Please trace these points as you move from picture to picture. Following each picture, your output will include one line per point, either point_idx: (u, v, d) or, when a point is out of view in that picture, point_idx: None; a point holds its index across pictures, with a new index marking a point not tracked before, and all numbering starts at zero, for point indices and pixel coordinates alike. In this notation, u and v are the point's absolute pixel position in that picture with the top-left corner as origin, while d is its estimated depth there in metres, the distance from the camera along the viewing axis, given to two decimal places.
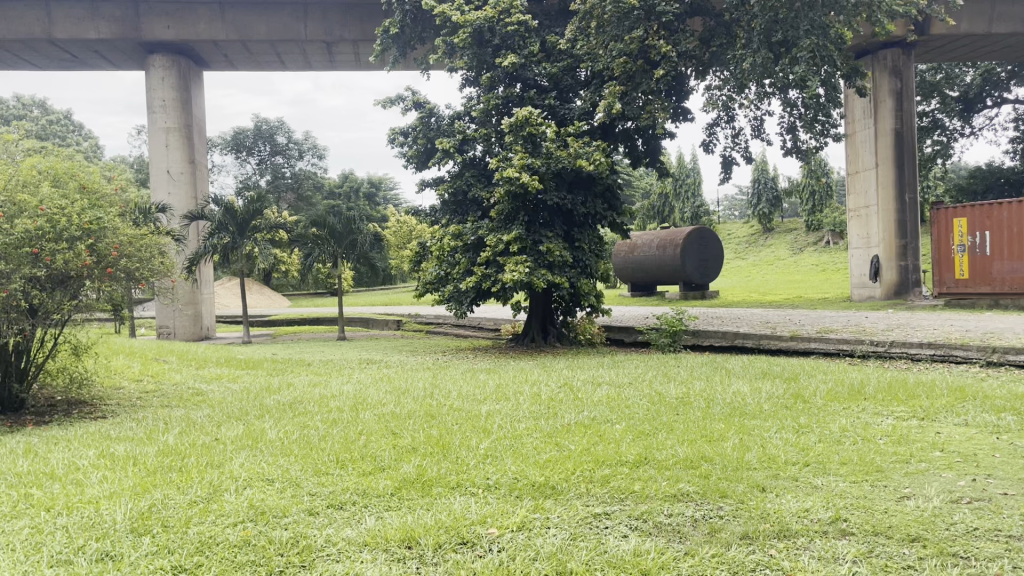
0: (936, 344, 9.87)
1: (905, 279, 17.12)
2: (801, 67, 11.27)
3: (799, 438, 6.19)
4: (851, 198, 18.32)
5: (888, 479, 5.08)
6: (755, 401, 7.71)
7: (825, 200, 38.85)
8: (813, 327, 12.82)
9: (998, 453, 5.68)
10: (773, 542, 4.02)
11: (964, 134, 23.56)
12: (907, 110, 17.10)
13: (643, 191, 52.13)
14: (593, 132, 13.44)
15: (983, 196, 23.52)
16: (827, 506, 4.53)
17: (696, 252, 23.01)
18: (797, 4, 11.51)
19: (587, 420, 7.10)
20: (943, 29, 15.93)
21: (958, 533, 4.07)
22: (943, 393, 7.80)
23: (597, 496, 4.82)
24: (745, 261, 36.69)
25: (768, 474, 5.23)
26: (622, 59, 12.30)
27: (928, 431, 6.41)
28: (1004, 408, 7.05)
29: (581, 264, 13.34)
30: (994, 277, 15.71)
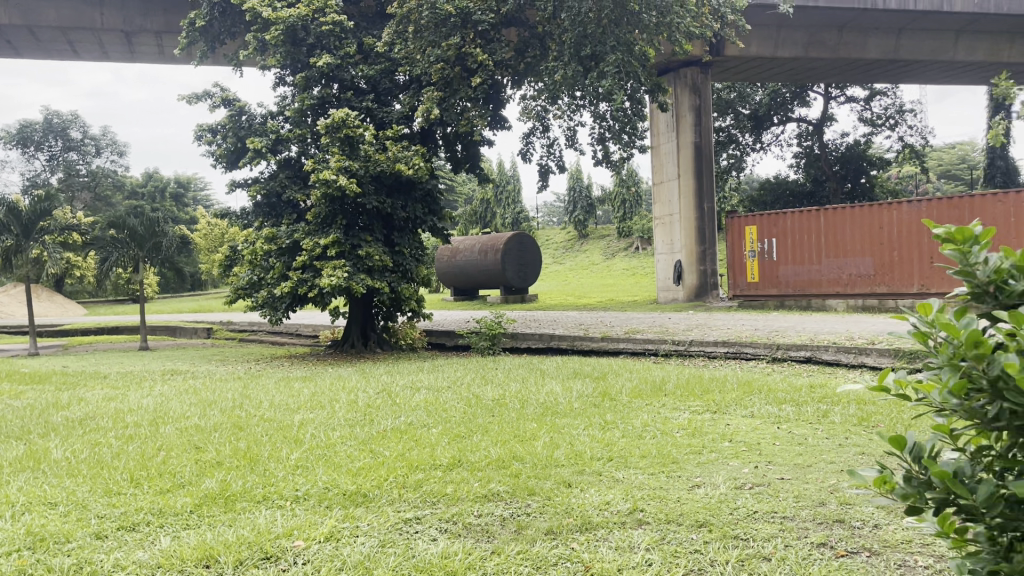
0: (729, 341, 10.65)
1: (704, 283, 18.36)
2: (608, 81, 11.88)
3: (605, 434, 6.47)
4: (656, 207, 19.43)
5: (683, 470, 5.43)
6: (567, 400, 8.00)
7: (635, 208, 40.97)
8: (622, 328, 13.48)
9: (778, 441, 6.21)
10: (576, 535, 4.18)
11: (755, 149, 25.60)
12: (706, 125, 18.36)
13: (463, 197, 52.65)
14: (412, 136, 13.41)
15: (771, 206, 25.70)
16: (626, 498, 4.77)
17: (516, 257, 23.52)
18: (605, 21, 12.10)
19: (403, 425, 7.07)
20: (735, 51, 17.22)
21: (739, 516, 4.42)
22: (733, 387, 8.43)
23: (409, 500, 4.81)
24: (563, 266, 37.94)
25: (574, 470, 5.43)
26: (439, 65, 12.38)
27: (720, 423, 6.92)
28: (784, 400, 7.73)
29: (401, 269, 13.27)
30: (780, 280, 17.23)
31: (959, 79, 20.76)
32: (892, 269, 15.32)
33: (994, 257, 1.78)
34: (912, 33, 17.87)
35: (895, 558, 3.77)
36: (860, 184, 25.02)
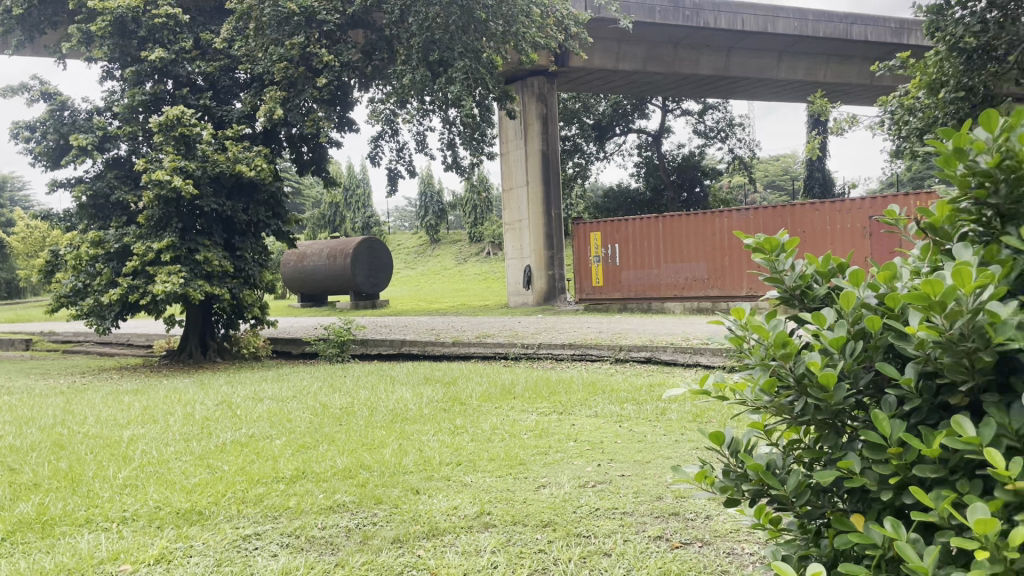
0: (575, 344, 10.95)
1: (552, 287, 18.77)
2: (457, 87, 11.97)
3: (454, 439, 6.47)
4: (506, 213, 19.70)
5: (529, 471, 5.52)
6: (416, 405, 7.95)
7: (485, 213, 41.38)
8: (472, 333, 13.57)
9: (619, 439, 6.44)
10: (422, 542, 4.14)
11: (600, 157, 26.48)
12: (552, 133, 18.79)
13: (311, 201, 51.35)
14: (255, 136, 12.90)
15: (615, 213, 26.65)
16: (473, 502, 4.78)
17: (365, 262, 23.15)
18: (453, 28, 12.18)
19: (244, 437, 6.78)
20: (579, 62, 17.74)
21: (582, 514, 4.53)
22: (578, 388, 8.65)
23: (248, 516, 4.61)
24: (414, 271, 37.75)
25: (422, 476, 5.39)
26: (282, 64, 12.00)
27: (565, 423, 7.09)
28: (626, 399, 8.02)
29: (243, 274, 12.74)
30: (622, 284, 17.87)
31: (781, 96, 22.31)
32: (723, 274, 16.33)
33: (800, 265, 1.91)
34: (740, 51, 19.03)
35: (724, 547, 3.99)
36: (695, 193, 26.44)
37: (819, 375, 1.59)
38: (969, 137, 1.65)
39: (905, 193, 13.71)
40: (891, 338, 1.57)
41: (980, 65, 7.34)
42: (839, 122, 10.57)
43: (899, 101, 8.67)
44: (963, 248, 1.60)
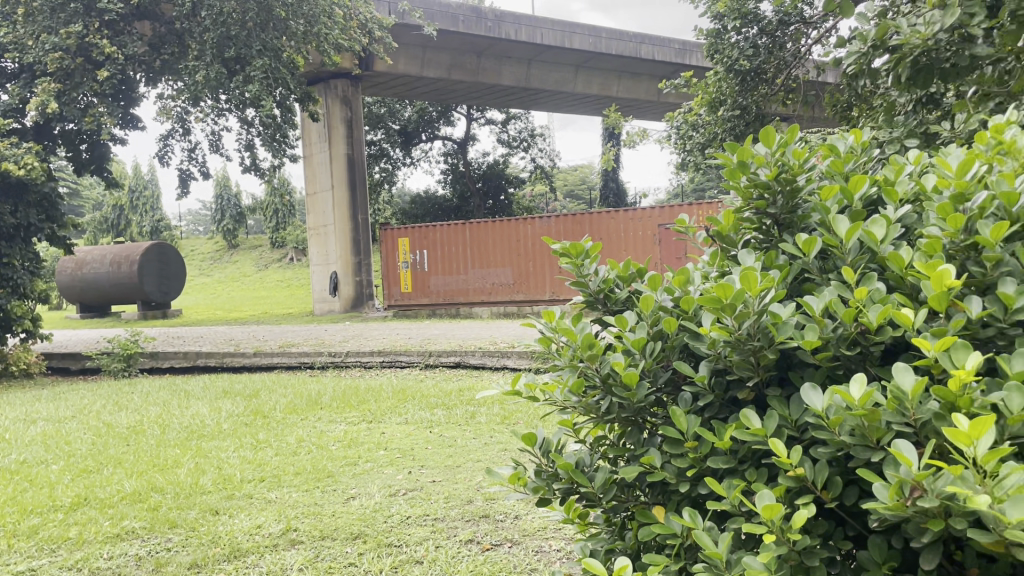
0: (384, 351, 10.81)
1: (359, 294, 18.45)
2: (255, 86, 11.48)
3: (256, 454, 6.18)
4: (310, 218, 19.15)
5: (338, 483, 5.37)
6: (214, 421, 7.50)
7: (287, 218, 39.96)
8: (275, 343, 13.05)
9: (430, 445, 6.43)
10: (223, 565, 3.91)
11: (406, 163, 26.41)
12: (357, 137, 18.49)
13: (91, 203, 47.20)
14: (24, 132, 11.65)
15: (421, 219, 26.67)
16: (278, 519, 4.58)
17: (155, 270, 21.62)
18: (250, 24, 11.63)
19: (14, 464, 6.08)
20: (384, 67, 17.57)
21: (393, 523, 4.46)
22: (387, 396, 8.55)
23: (20, 551, 4.14)
24: (211, 278, 35.76)
25: (222, 495, 5.10)
26: (56, 54, 10.90)
27: (375, 432, 6.97)
28: (436, 405, 8.02)
29: (11, 283, 11.47)
30: (431, 290, 17.86)
31: (578, 109, 23.30)
32: (528, 278, 16.81)
33: (602, 270, 1.98)
34: (540, 64, 19.69)
35: (532, 545, 4.09)
36: (500, 201, 27.06)
37: (623, 375, 1.65)
38: (751, 151, 1.78)
39: (691, 203, 14.78)
40: (687, 338, 1.66)
41: (752, 86, 7.60)
42: (632, 136, 11.16)
43: (684, 116, 9.12)
44: (747, 253, 1.72)
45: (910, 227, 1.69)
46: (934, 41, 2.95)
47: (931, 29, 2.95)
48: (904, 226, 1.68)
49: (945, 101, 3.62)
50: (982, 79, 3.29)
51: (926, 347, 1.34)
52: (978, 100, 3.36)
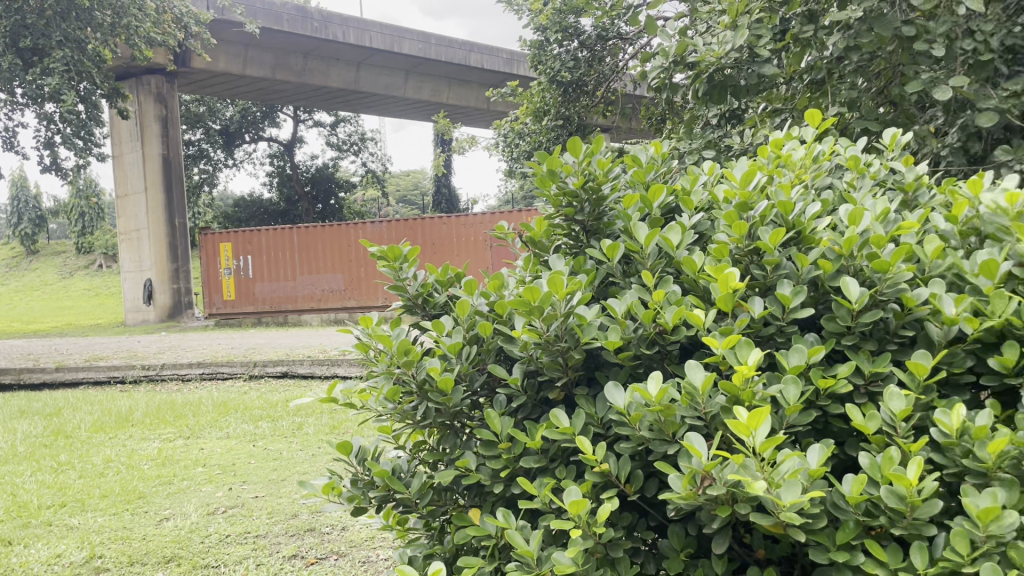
0: (203, 362, 10.25)
1: (177, 302, 17.38)
2: (55, 79, 10.60)
3: (57, 478, 5.67)
4: (120, 221, 17.88)
5: (150, 504, 5.03)
6: (7, 444, 6.82)
7: (95, 222, 37.10)
8: (81, 356, 12.07)
9: (253, 459, 6.16)
10: None
11: (228, 165, 25.27)
12: (173, 136, 17.48)
13: None
14: None
15: (245, 223, 25.58)
16: (81, 546, 4.23)
17: None
18: (48, 13, 10.73)
19: None
20: (202, 64, 16.73)
21: (210, 543, 4.24)
22: (207, 409, 8.11)
23: None
24: (5, 288, 32.55)
25: (16, 524, 4.64)
26: None
27: (193, 448, 6.59)
28: (260, 417, 7.69)
29: None
30: (256, 297, 17.07)
31: (408, 114, 23.22)
32: (359, 285, 16.63)
33: (420, 274, 1.95)
34: (369, 67, 19.42)
35: (360, 556, 4.01)
36: (330, 205, 26.29)
37: (438, 381, 1.64)
38: (560, 160, 1.82)
39: (514, 209, 15.12)
40: (501, 342, 1.68)
41: (574, 97, 7.83)
42: (461, 142, 11.23)
43: (510, 125, 9.23)
44: (557, 258, 1.77)
45: (702, 234, 1.81)
46: (727, 59, 3.17)
47: (723, 48, 3.18)
48: (698, 233, 1.79)
49: (744, 115, 3.91)
50: (771, 96, 3.57)
51: (715, 345, 1.45)
52: (769, 114, 3.63)
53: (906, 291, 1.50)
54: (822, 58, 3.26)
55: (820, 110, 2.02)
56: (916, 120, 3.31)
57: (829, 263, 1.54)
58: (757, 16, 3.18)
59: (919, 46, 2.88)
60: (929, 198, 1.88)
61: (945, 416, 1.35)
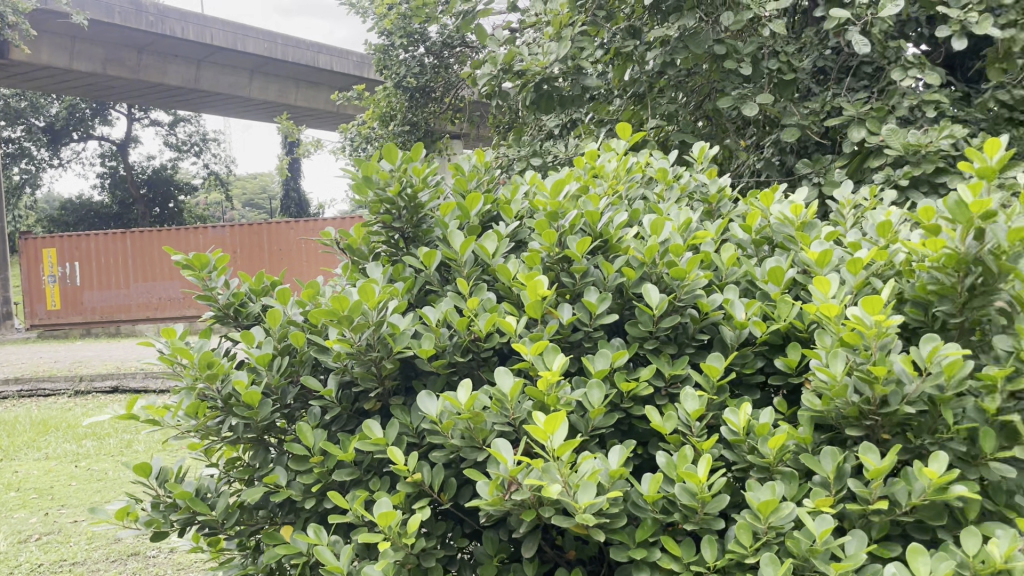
0: (21, 378, 9.48)
1: None
2: None
3: None
4: None
5: None
6: None
7: None
8: None
9: (74, 481, 5.73)
10: None
11: (53, 165, 23.47)
12: None
13: None
14: None
15: (74, 228, 23.82)
16: None
17: None
18: None
19: None
20: (20, 56, 15.46)
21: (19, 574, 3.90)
22: (24, 429, 7.47)
23: None
24: None
25: None
26: None
27: (5, 472, 6.05)
28: (86, 436, 7.17)
29: None
30: (84, 306, 15.92)
31: (252, 114, 22.38)
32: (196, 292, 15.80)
33: (232, 282, 1.88)
34: (210, 66, 18.59)
35: None
36: (168, 209, 24.82)
37: (244, 395, 1.58)
38: (376, 166, 1.80)
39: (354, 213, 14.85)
40: (314, 353, 1.63)
41: (422, 103, 7.83)
42: (305, 145, 10.93)
43: (356, 129, 9.05)
44: (373, 265, 1.74)
45: (518, 241, 1.84)
46: (551, 70, 3.27)
47: (548, 59, 3.27)
48: (514, 240, 1.83)
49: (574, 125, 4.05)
50: (597, 107, 3.73)
51: (524, 352, 1.47)
52: (596, 124, 3.77)
53: (702, 298, 1.60)
54: (643, 72, 3.42)
55: (629, 124, 2.12)
56: (728, 133, 3.57)
57: (631, 270, 1.61)
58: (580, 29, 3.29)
59: (729, 64, 3.08)
60: (731, 211, 2.02)
61: (734, 414, 1.43)
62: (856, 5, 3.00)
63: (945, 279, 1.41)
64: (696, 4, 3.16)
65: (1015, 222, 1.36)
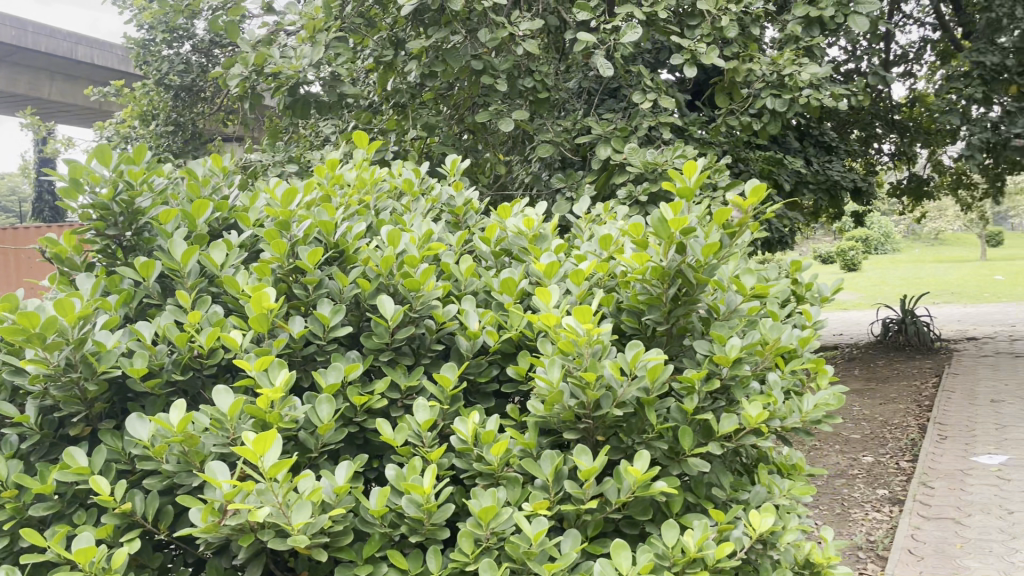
0: None
1: None
2: None
3: None
4: None
5: None
6: None
7: None
8: None
9: None
10: None
11: None
12: None
13: None
14: None
15: None
16: None
17: None
18: None
19: None
20: None
21: None
22: None
23: None
24: None
25: None
26: None
27: None
28: None
29: None
30: None
31: None
32: None
33: None
34: None
35: None
36: None
37: None
38: (88, 168, 1.65)
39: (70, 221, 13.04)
40: (7, 374, 1.45)
41: (190, 102, 7.24)
42: (53, 142, 9.91)
43: (113, 126, 8.35)
44: (83, 277, 1.59)
45: (252, 252, 1.76)
46: (303, 73, 3.29)
47: (300, 63, 3.28)
48: (248, 251, 1.75)
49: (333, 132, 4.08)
50: (358, 116, 3.96)
51: (246, 367, 1.39)
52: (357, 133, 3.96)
53: (436, 309, 1.60)
54: (405, 83, 3.72)
55: (365, 132, 2.12)
56: (481, 144, 3.92)
57: (366, 282, 1.59)
58: (336, 36, 3.40)
59: (485, 80, 3.29)
60: (476, 223, 2.08)
61: (462, 424, 1.44)
62: (602, 31, 3.31)
63: (653, 289, 1.53)
64: (454, 21, 3.38)
65: (710, 238, 1.50)
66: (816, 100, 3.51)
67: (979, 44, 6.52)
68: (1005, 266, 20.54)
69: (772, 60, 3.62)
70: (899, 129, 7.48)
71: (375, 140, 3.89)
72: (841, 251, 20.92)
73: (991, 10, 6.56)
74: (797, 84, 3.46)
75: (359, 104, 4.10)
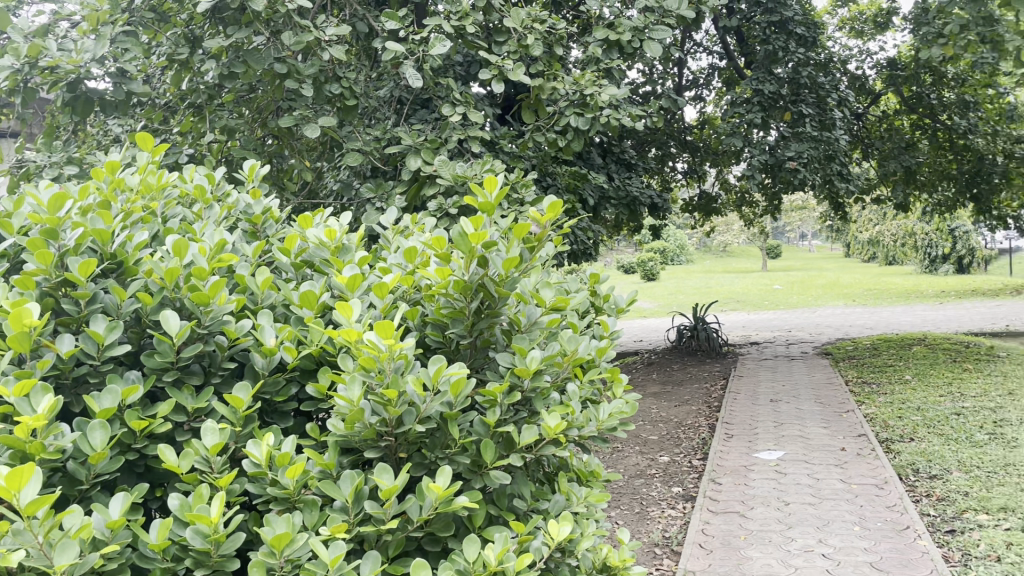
0: None
1: None
2: None
3: None
4: None
5: None
6: None
7: None
8: None
9: None
10: None
11: None
12: None
13: None
14: None
15: None
16: None
17: None
18: None
19: None
20: None
21: None
22: None
23: None
24: None
25: None
26: None
27: None
28: None
29: None
30: None
31: None
32: None
33: None
34: None
35: None
36: None
37: None
38: None
39: None
40: None
41: None
42: None
43: None
44: None
45: (15, 263, 1.59)
46: (84, 69, 3.03)
47: (82, 57, 3.02)
48: (7, 262, 1.57)
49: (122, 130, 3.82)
50: (149, 117, 3.78)
51: (4, 392, 1.24)
52: (151, 134, 3.74)
53: (228, 324, 1.51)
54: (203, 83, 3.53)
55: (150, 135, 1.99)
56: (287, 149, 3.81)
57: (148, 296, 1.47)
58: (123, 30, 3.26)
59: (289, 84, 3.20)
60: (275, 233, 1.98)
61: (255, 447, 1.35)
62: (410, 42, 3.32)
63: (455, 303, 1.52)
64: (256, 20, 3.25)
65: (511, 251, 1.52)
66: (616, 120, 3.66)
67: (759, 73, 7.19)
68: (781, 276, 22.63)
69: (575, 80, 3.76)
70: (691, 148, 8.15)
71: (170, 142, 3.68)
72: (641, 262, 22.15)
73: (768, 43, 7.25)
74: (598, 104, 3.60)
75: (154, 103, 3.99)
